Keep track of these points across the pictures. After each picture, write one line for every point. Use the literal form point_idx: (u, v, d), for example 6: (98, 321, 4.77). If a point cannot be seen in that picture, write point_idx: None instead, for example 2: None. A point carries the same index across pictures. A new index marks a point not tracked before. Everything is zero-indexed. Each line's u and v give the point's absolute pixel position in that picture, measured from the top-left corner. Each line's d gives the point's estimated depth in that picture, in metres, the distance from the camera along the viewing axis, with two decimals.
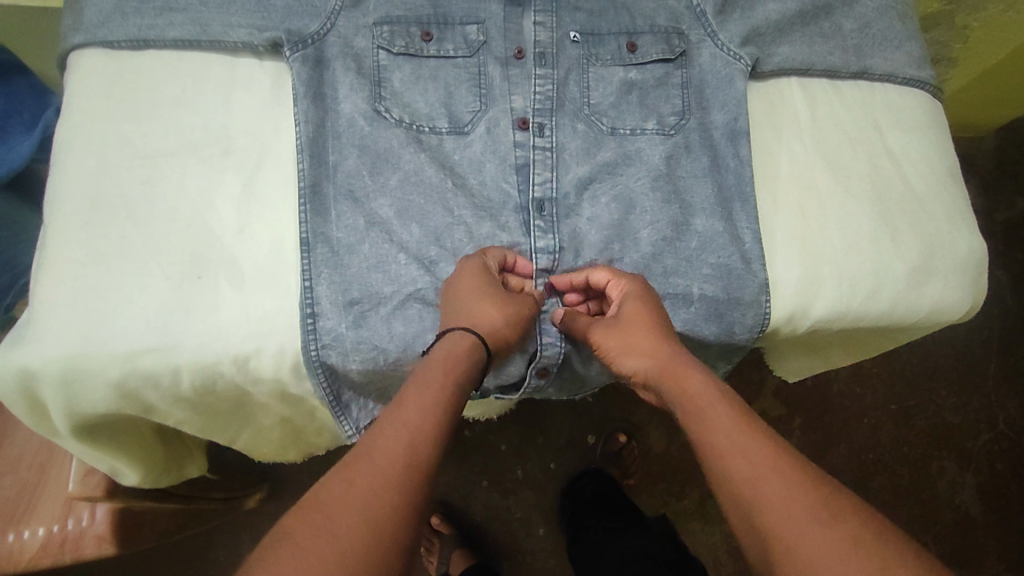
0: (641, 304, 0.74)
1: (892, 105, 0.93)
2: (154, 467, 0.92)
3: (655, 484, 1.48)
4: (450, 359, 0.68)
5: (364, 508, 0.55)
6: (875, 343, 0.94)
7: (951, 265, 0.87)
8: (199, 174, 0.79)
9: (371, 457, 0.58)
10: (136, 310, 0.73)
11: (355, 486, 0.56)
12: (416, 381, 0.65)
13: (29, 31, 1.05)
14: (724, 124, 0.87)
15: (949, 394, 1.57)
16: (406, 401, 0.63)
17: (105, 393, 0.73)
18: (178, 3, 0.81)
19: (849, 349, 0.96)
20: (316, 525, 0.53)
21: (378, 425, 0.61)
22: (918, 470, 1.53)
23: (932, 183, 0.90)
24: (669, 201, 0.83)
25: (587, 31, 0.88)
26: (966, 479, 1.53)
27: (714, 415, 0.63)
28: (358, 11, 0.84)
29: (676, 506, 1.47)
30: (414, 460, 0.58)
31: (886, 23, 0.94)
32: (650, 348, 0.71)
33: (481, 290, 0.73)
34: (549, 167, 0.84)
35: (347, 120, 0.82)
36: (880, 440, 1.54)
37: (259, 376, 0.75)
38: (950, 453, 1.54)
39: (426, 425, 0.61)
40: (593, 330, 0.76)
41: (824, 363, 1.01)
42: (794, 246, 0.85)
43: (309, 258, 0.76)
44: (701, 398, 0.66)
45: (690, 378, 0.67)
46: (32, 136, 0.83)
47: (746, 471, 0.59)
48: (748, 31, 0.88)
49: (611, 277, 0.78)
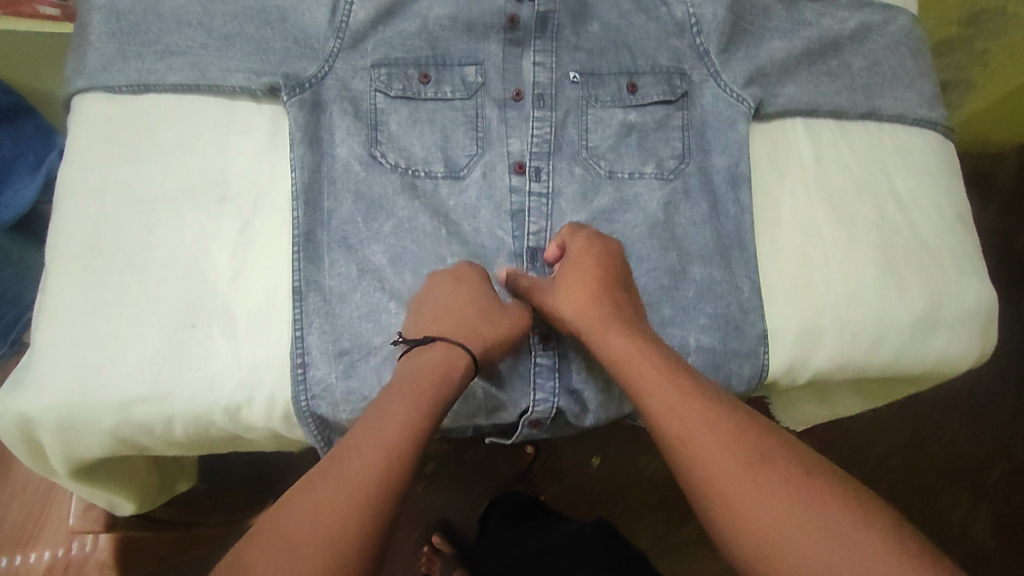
0: (587, 264, 0.77)
1: (900, 146, 0.91)
2: (146, 497, 0.93)
3: (657, 512, 1.47)
4: (439, 373, 0.70)
5: (332, 525, 0.59)
6: (885, 388, 0.91)
7: (957, 316, 0.85)
8: (194, 220, 0.79)
9: (345, 472, 0.62)
10: (131, 358, 0.75)
11: (326, 501, 0.60)
12: (397, 390, 0.68)
13: (35, 54, 1.07)
14: (725, 168, 0.86)
15: (963, 422, 1.54)
16: (384, 412, 0.66)
17: (99, 440, 0.75)
18: (177, 47, 0.82)
19: (858, 394, 0.93)
20: (286, 541, 0.58)
21: (354, 437, 0.65)
22: (930, 500, 1.50)
23: (940, 230, 0.88)
24: (666, 248, 0.83)
25: (587, 70, 0.87)
26: (981, 511, 1.49)
27: (677, 414, 0.67)
28: (356, 52, 0.84)
29: (678, 535, 1.46)
30: (386, 474, 0.62)
31: (897, 60, 0.92)
32: (580, 311, 0.75)
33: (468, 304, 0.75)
34: (544, 214, 0.84)
35: (343, 166, 0.82)
36: (891, 469, 1.51)
37: (250, 424, 0.77)
38: (964, 485, 1.50)
39: (400, 434, 0.65)
40: (537, 287, 0.78)
41: (829, 412, 0.97)
42: (795, 295, 0.83)
43: (301, 307, 0.77)
44: (661, 400, 0.68)
45: (610, 343, 0.73)
46: (37, 179, 0.86)
47: (715, 477, 0.63)
48: (752, 72, 0.87)
49: (569, 232, 0.80)
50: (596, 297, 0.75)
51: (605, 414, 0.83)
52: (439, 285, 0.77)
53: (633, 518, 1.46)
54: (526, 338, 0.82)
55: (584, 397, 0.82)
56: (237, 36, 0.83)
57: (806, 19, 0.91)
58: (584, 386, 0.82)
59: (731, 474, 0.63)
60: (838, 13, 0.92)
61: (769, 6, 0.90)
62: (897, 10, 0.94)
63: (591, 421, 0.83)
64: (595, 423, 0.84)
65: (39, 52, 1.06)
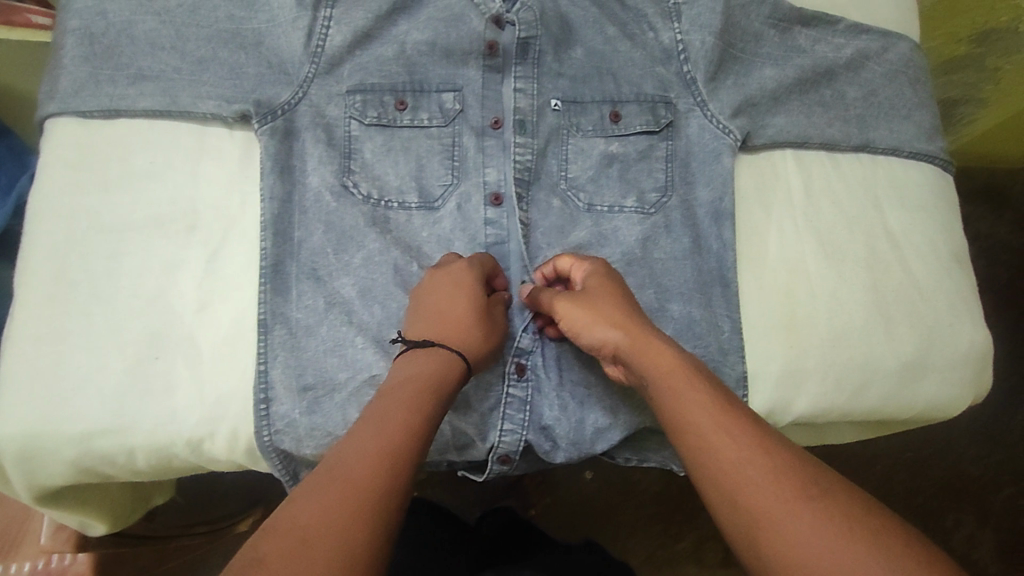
0: (611, 284, 0.72)
1: (894, 181, 0.88)
2: (119, 515, 0.91)
3: (652, 526, 1.34)
4: (440, 381, 0.64)
5: (339, 532, 0.50)
6: (880, 424, 0.85)
7: (948, 361, 0.82)
8: (164, 249, 0.79)
9: (348, 476, 0.54)
10: (92, 390, 0.73)
11: (328, 506, 0.52)
12: (397, 397, 0.62)
13: (16, 65, 1.03)
14: (709, 202, 0.84)
15: (970, 443, 1.40)
16: (386, 419, 0.59)
17: (60, 469, 0.74)
18: (150, 71, 0.81)
19: (851, 428, 0.86)
20: (288, 551, 0.49)
21: (355, 444, 0.57)
22: (930, 523, 1.35)
23: (934, 269, 0.85)
24: (642, 285, 0.80)
25: (569, 98, 0.84)
26: (986, 536, 1.35)
27: (720, 430, 0.58)
28: (331, 78, 0.82)
29: (671, 549, 1.33)
30: (393, 478, 0.55)
31: (895, 90, 0.88)
32: (620, 322, 0.68)
33: (467, 313, 0.71)
34: (521, 247, 0.81)
35: (314, 195, 0.80)
36: (892, 489, 1.38)
37: (214, 457, 0.76)
38: (968, 503, 1.37)
39: (402, 439, 0.58)
40: (559, 300, 0.72)
41: (823, 439, 0.87)
42: (779, 334, 0.80)
43: (266, 341, 0.76)
44: (705, 419, 0.59)
45: (658, 351, 0.65)
46: (8, 202, 0.95)
47: (774, 501, 0.53)
48: (740, 102, 0.84)
49: (575, 260, 0.76)
50: (630, 315, 0.69)
51: (578, 451, 0.79)
52: (437, 286, 0.73)
53: (626, 532, 1.33)
54: (502, 366, 0.79)
55: (554, 433, 0.78)
56: (211, 61, 0.81)
57: (800, 46, 0.87)
58: (556, 421, 0.78)
59: (785, 497, 0.53)
60: (834, 39, 0.88)
61: (762, 31, 0.87)
62: (897, 37, 0.90)
63: (561, 458, 0.79)
64: (568, 460, 0.80)
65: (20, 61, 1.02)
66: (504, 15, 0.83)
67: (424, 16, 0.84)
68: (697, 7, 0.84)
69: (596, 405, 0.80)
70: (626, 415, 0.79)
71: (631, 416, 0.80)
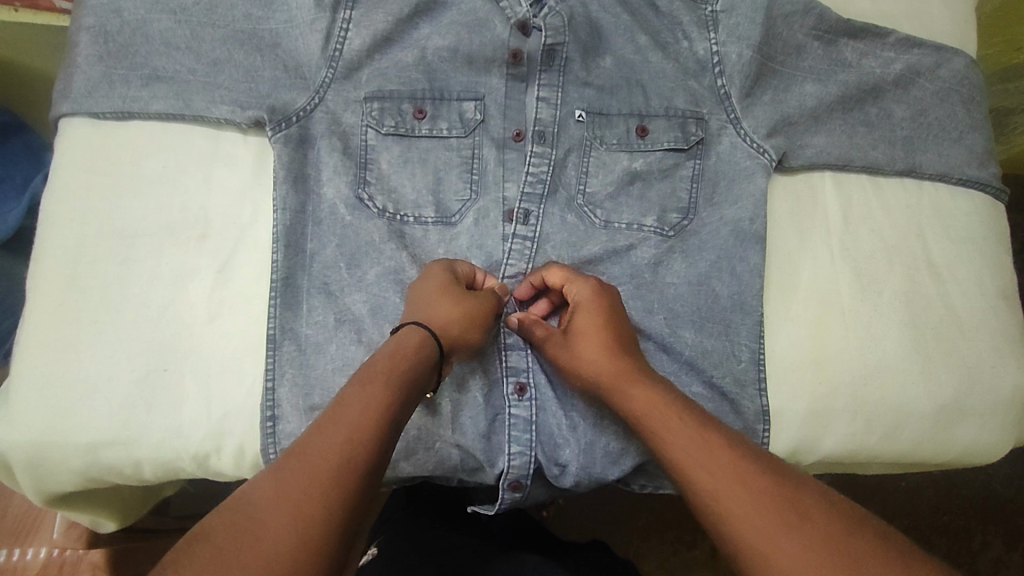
0: (595, 314, 0.71)
1: (938, 209, 0.85)
2: (128, 511, 0.88)
3: (664, 531, 1.24)
4: (398, 358, 0.62)
5: (294, 515, 0.50)
6: (917, 465, 0.83)
7: (988, 405, 0.80)
8: (174, 257, 0.77)
9: (305, 458, 0.53)
10: (98, 401, 0.73)
11: (282, 489, 0.52)
12: (358, 380, 0.60)
13: (19, 44, 0.99)
14: (735, 222, 0.80)
15: (1003, 460, 1.27)
16: (346, 400, 0.58)
17: (71, 476, 0.74)
18: (165, 72, 0.78)
19: (888, 467, 0.83)
20: (238, 534, 0.49)
21: (316, 427, 0.56)
22: (954, 544, 1.24)
23: (977, 306, 0.83)
24: (652, 310, 0.77)
25: (594, 109, 0.80)
26: (1015, 560, 1.23)
27: (705, 464, 0.59)
28: (349, 83, 0.78)
29: (684, 556, 1.23)
30: (353, 459, 0.54)
31: (946, 110, 0.84)
32: (602, 362, 0.69)
33: (441, 292, 0.69)
34: (527, 259, 0.78)
35: (328, 207, 0.78)
36: (917, 506, 1.25)
37: (221, 471, 0.76)
38: (996, 522, 1.25)
39: (364, 420, 0.56)
40: (553, 339, 0.73)
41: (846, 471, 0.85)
42: (806, 371, 0.78)
43: (275, 357, 0.74)
44: (690, 453, 0.60)
45: (649, 401, 0.65)
46: (23, 202, 0.96)
47: (758, 534, 0.54)
48: (777, 120, 0.80)
49: (567, 279, 0.73)
50: (613, 356, 0.69)
51: (588, 475, 0.76)
52: (419, 284, 0.71)
53: (641, 538, 1.23)
54: (500, 390, 0.76)
55: (563, 457, 0.75)
56: (225, 63, 0.77)
57: (846, 59, 0.82)
58: (564, 445, 0.76)
59: (764, 524, 0.54)
60: (883, 53, 0.83)
61: (805, 42, 0.82)
62: (952, 51, 0.85)
63: (570, 482, 0.76)
64: (577, 485, 0.77)
65: (22, 42, 0.99)
66: (531, 20, 0.79)
67: (448, 20, 0.80)
68: (736, 16, 0.79)
69: (609, 428, 0.76)
70: (639, 440, 0.76)
71: (642, 442, 0.76)
